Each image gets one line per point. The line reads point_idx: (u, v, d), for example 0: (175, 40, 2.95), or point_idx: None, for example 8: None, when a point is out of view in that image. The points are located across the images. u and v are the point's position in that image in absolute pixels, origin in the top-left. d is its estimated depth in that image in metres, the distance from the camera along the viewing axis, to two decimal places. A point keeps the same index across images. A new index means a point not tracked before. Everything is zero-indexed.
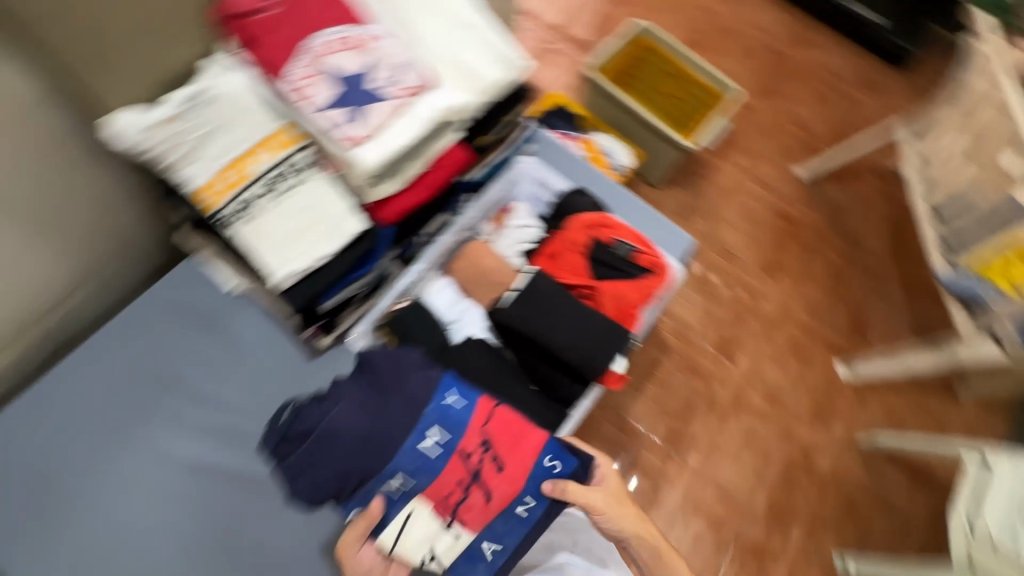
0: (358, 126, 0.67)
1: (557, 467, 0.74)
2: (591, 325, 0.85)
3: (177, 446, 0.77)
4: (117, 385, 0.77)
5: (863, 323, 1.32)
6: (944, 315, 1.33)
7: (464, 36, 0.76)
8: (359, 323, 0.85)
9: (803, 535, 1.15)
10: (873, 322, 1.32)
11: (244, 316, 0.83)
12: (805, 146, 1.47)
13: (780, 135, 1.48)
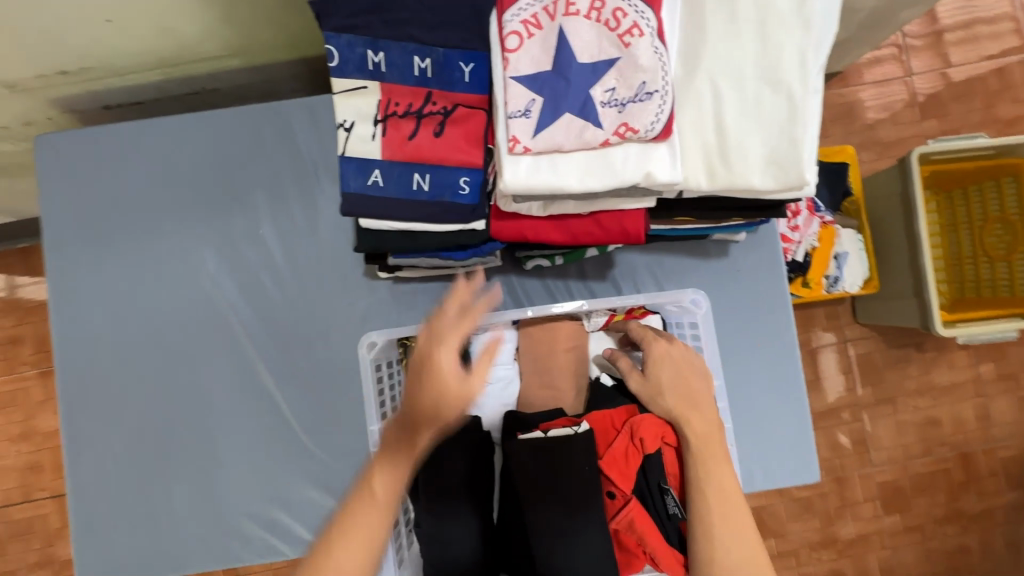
0: (530, 136, 0.54)
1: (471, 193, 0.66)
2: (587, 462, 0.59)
3: (160, 355, 0.87)
4: (126, 282, 0.88)
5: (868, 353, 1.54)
6: (949, 361, 1.57)
7: (722, 35, 0.53)
8: (374, 333, 0.81)
9: None
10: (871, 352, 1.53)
11: (315, 242, 0.87)
12: None
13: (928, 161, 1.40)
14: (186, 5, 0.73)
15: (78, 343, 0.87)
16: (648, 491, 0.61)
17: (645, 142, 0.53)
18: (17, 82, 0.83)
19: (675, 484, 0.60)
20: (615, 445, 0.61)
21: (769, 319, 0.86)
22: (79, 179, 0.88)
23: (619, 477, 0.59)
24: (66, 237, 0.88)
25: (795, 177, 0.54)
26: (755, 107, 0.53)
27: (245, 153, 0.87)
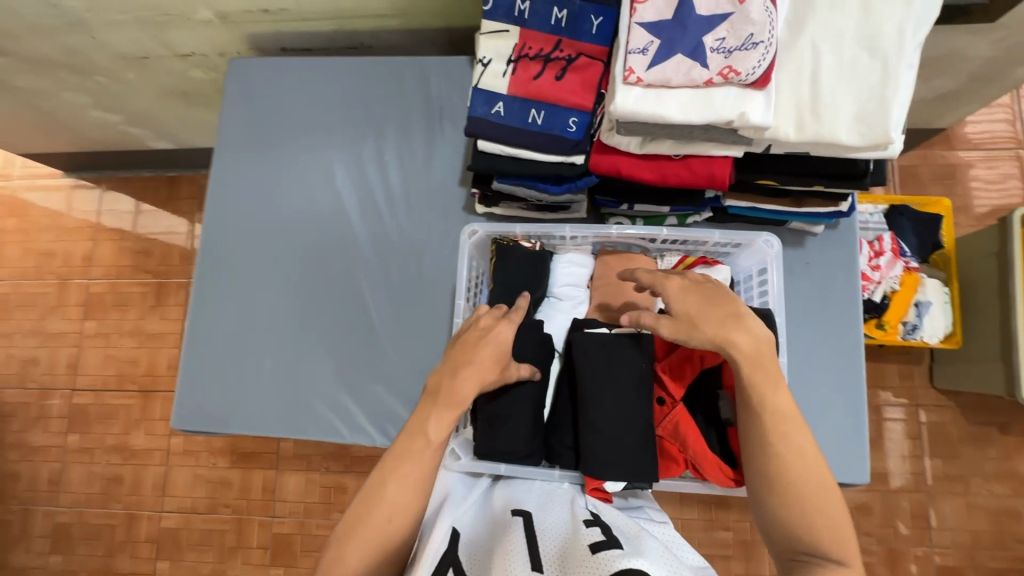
0: (644, 68, 0.63)
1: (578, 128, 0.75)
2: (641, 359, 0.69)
3: (282, 247, 1.02)
4: (269, 183, 1.05)
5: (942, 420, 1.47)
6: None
7: (828, 5, 0.61)
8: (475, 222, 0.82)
9: None
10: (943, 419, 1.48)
11: (428, 173, 1.00)
12: None
13: None
14: None
15: (220, 225, 1.05)
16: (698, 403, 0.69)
17: (744, 86, 0.61)
18: (229, 13, 1.05)
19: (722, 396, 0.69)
20: (672, 357, 0.71)
21: (835, 312, 0.88)
22: (253, 96, 1.07)
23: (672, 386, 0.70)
24: (233, 140, 1.07)
25: (880, 135, 0.59)
26: (850, 70, 0.60)
27: (385, 92, 1.03)
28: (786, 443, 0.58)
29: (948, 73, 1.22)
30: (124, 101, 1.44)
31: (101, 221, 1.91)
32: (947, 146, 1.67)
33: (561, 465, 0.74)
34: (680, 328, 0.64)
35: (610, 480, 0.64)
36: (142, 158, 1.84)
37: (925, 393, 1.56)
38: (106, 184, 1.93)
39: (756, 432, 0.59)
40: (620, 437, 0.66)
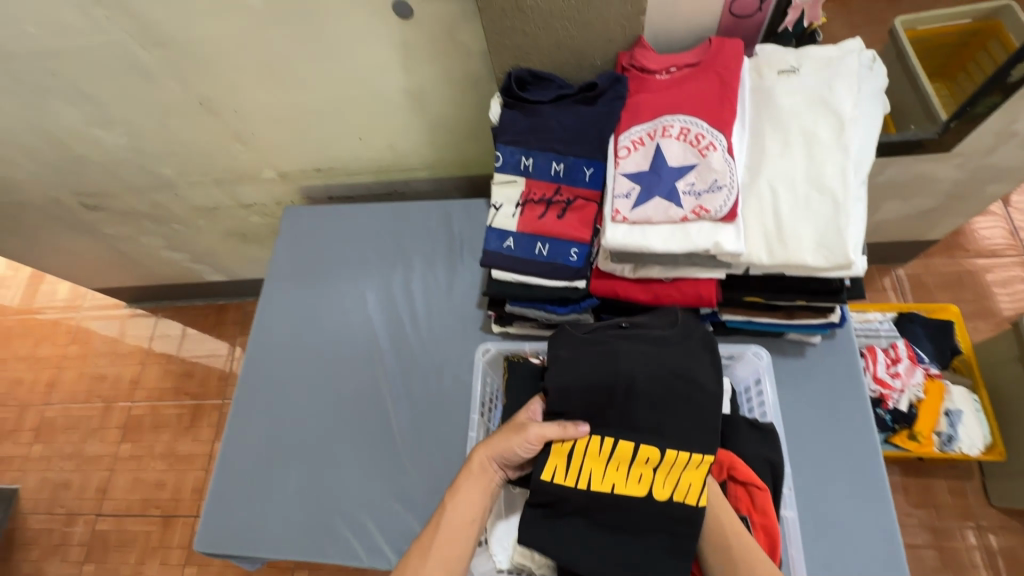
0: (627, 209, 0.75)
1: (577, 258, 0.84)
2: None
3: (314, 365, 1.12)
4: (308, 309, 1.18)
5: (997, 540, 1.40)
6: None
7: (779, 154, 0.73)
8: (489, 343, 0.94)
9: None
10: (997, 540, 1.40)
11: (448, 298, 1.12)
12: None
13: None
14: (409, 130, 1.12)
15: (261, 347, 1.16)
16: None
17: (715, 220, 0.71)
18: (288, 172, 1.28)
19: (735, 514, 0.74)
20: None
21: (843, 423, 0.90)
22: (299, 235, 1.25)
23: None
24: (280, 271, 1.23)
25: (842, 257, 0.67)
26: (806, 204, 0.70)
27: (415, 230, 1.19)
28: (743, 549, 0.64)
29: (923, 194, 1.33)
30: (193, 243, 1.67)
31: (152, 345, 2.07)
32: (947, 255, 1.75)
33: None
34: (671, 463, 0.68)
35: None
36: (197, 289, 2.06)
37: (984, 513, 1.44)
38: (161, 312, 2.13)
39: (715, 542, 0.66)
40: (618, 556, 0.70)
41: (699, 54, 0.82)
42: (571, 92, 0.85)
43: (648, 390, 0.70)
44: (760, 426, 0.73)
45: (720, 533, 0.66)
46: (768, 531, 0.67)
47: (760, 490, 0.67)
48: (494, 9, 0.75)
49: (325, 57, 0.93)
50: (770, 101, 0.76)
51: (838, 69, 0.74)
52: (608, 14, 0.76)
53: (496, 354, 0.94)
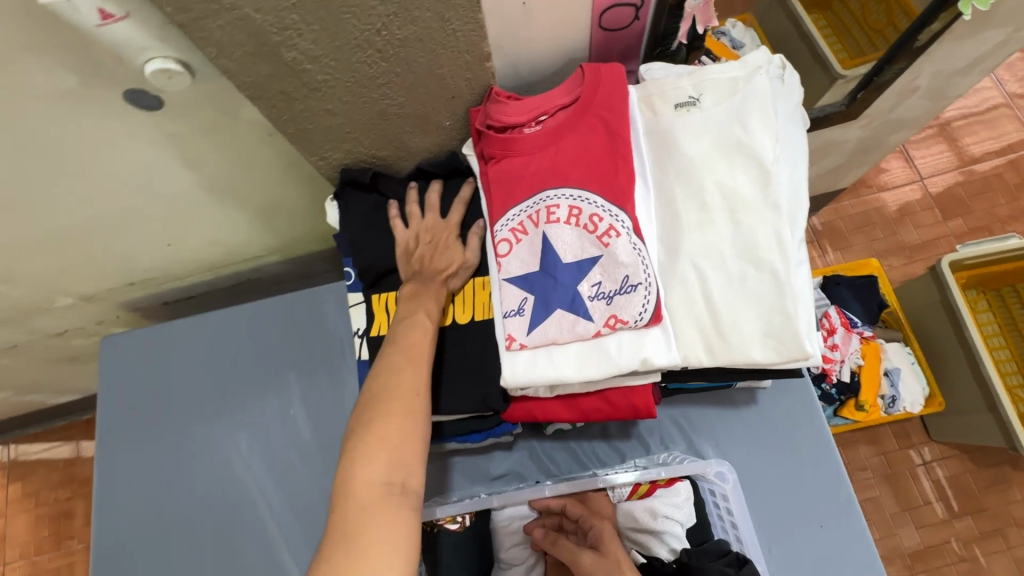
0: (523, 332, 0.57)
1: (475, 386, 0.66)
2: None
3: (189, 542, 0.88)
4: (164, 471, 0.91)
5: (940, 470, 1.46)
6: None
7: (699, 221, 0.56)
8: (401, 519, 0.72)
9: None
10: (943, 470, 1.46)
11: (339, 418, 0.90)
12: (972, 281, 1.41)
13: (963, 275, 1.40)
14: (232, 220, 0.85)
15: (115, 534, 0.90)
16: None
17: (636, 328, 0.55)
18: (92, 293, 0.97)
19: None
20: None
21: (810, 470, 0.79)
22: (126, 371, 0.96)
23: None
24: (113, 426, 0.94)
25: (796, 349, 0.53)
26: (740, 285, 0.55)
27: (275, 338, 0.94)
28: None
29: (832, 155, 1.25)
30: (9, 379, 1.30)
31: (10, 491, 1.67)
32: (853, 195, 1.73)
33: None
34: (600, 567, 0.62)
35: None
36: (48, 411, 1.66)
37: (927, 448, 1.48)
38: (8, 449, 1.71)
39: None
40: None
41: (572, 89, 0.62)
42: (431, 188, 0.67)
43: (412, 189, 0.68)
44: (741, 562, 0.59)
45: None
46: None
47: None
48: (274, 92, 0.51)
49: (61, 174, 0.65)
50: (673, 149, 0.58)
51: (747, 94, 0.57)
52: (442, 71, 0.54)
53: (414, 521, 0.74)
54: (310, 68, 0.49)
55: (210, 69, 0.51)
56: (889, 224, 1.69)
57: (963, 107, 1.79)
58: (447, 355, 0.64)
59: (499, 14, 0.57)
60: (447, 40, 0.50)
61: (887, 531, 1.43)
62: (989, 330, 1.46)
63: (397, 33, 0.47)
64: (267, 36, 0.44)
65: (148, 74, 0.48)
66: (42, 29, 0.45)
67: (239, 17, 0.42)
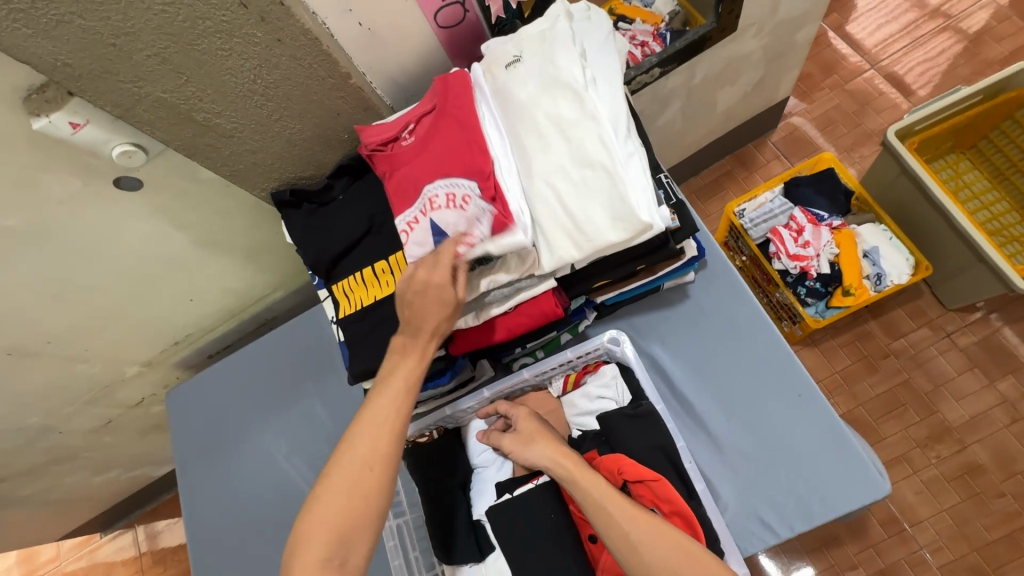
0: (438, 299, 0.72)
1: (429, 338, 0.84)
2: (539, 519, 0.68)
3: (260, 536, 1.06)
4: (228, 483, 1.11)
5: (967, 337, 1.43)
6: None
7: (547, 154, 0.69)
8: None
9: (921, 527, 1.34)
10: (971, 337, 1.43)
11: (352, 405, 1.07)
12: (936, 145, 1.41)
13: (927, 142, 1.40)
14: (232, 268, 1.06)
15: (203, 543, 1.09)
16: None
17: (487, 241, 0.67)
18: (151, 358, 1.21)
19: None
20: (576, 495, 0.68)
21: (748, 341, 0.87)
22: (185, 412, 1.17)
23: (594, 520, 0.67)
24: (184, 459, 1.15)
25: (637, 222, 0.65)
26: (586, 187, 0.67)
27: (289, 356, 1.13)
28: (642, 541, 0.57)
29: (745, 69, 1.32)
30: (117, 456, 1.58)
31: (142, 561, 1.94)
32: (807, 100, 1.75)
33: None
34: (516, 442, 0.70)
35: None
36: (156, 485, 1.94)
37: (947, 320, 1.45)
38: (133, 528, 1.99)
39: (614, 538, 0.58)
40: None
41: (431, 98, 0.76)
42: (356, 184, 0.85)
43: (341, 192, 0.86)
44: (638, 415, 0.70)
45: (611, 527, 0.59)
46: (683, 515, 0.62)
47: (656, 480, 0.63)
48: (204, 147, 0.70)
49: (94, 259, 0.88)
50: (512, 104, 0.72)
51: (553, 39, 0.71)
52: (318, 96, 0.72)
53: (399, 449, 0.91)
54: (219, 122, 0.68)
55: (155, 144, 0.72)
56: (852, 118, 1.71)
57: None
58: (399, 317, 0.82)
59: (359, 50, 0.74)
60: (308, 73, 0.68)
61: (926, 411, 1.41)
62: (981, 188, 1.44)
63: (268, 80, 0.65)
64: (178, 107, 0.63)
65: (116, 157, 0.70)
66: (48, 152, 0.67)
67: (154, 100, 0.62)
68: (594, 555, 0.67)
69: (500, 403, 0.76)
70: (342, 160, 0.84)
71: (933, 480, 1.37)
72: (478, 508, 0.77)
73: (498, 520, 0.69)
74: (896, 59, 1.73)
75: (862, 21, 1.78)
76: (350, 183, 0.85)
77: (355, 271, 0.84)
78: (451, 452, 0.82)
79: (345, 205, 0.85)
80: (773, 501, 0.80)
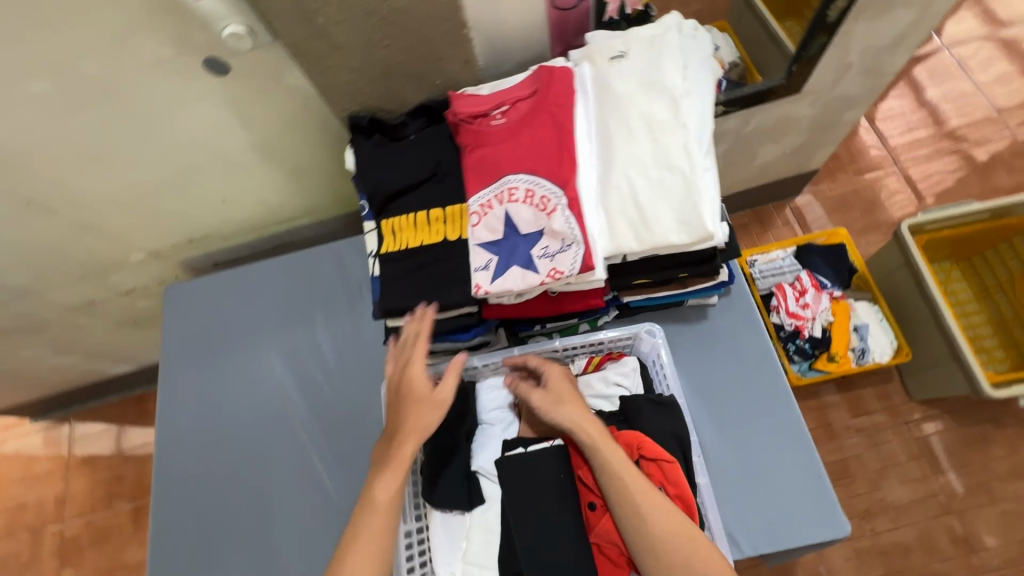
0: (486, 280, 0.73)
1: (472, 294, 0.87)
2: (546, 478, 0.71)
3: (231, 447, 1.05)
4: (210, 388, 1.10)
5: (923, 429, 1.53)
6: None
7: (632, 145, 0.73)
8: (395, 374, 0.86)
9: None
10: (926, 429, 1.53)
11: (358, 343, 1.08)
12: (938, 247, 1.51)
13: (932, 243, 1.51)
14: (274, 182, 1.07)
15: (170, 441, 1.07)
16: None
17: (573, 277, 0.71)
18: (160, 250, 1.20)
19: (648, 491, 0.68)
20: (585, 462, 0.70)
21: (752, 372, 0.92)
22: (181, 310, 1.16)
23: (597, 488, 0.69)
24: (170, 355, 1.13)
25: (702, 229, 0.69)
26: (661, 186, 0.72)
27: (305, 282, 1.13)
28: (655, 517, 0.61)
29: (791, 132, 1.41)
30: (82, 341, 1.52)
31: (70, 459, 1.85)
32: (830, 179, 1.86)
33: None
34: (545, 398, 0.73)
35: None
36: (109, 386, 1.86)
37: (909, 408, 1.55)
38: (69, 423, 1.91)
39: (627, 509, 0.62)
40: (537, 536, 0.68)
41: (532, 84, 0.78)
42: (429, 131, 0.87)
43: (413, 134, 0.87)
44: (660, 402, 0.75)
45: (627, 500, 0.62)
46: (685, 501, 0.66)
47: (670, 462, 0.67)
48: (310, 50, 0.72)
49: (152, 132, 0.87)
50: (610, 93, 0.76)
51: (661, 46, 0.75)
52: (431, 35, 0.74)
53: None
54: (335, 30, 0.69)
55: (263, 34, 0.73)
56: (866, 206, 1.82)
57: (935, 95, 1.92)
58: (441, 266, 0.84)
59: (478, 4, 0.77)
60: (431, 8, 0.70)
61: (872, 486, 1.50)
62: (966, 297, 1.56)
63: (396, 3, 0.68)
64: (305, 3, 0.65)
65: (224, 36, 0.70)
66: (159, 10, 0.67)
67: None
68: (588, 522, 0.69)
69: (532, 357, 0.81)
70: (425, 101, 0.86)
71: (865, 551, 1.45)
72: (479, 459, 0.81)
73: (508, 469, 0.72)
74: (915, 165, 1.86)
75: (895, 120, 1.90)
76: (422, 128, 0.87)
77: (412, 211, 0.87)
78: (461, 401, 0.85)
79: (414, 147, 0.87)
80: (745, 523, 0.84)
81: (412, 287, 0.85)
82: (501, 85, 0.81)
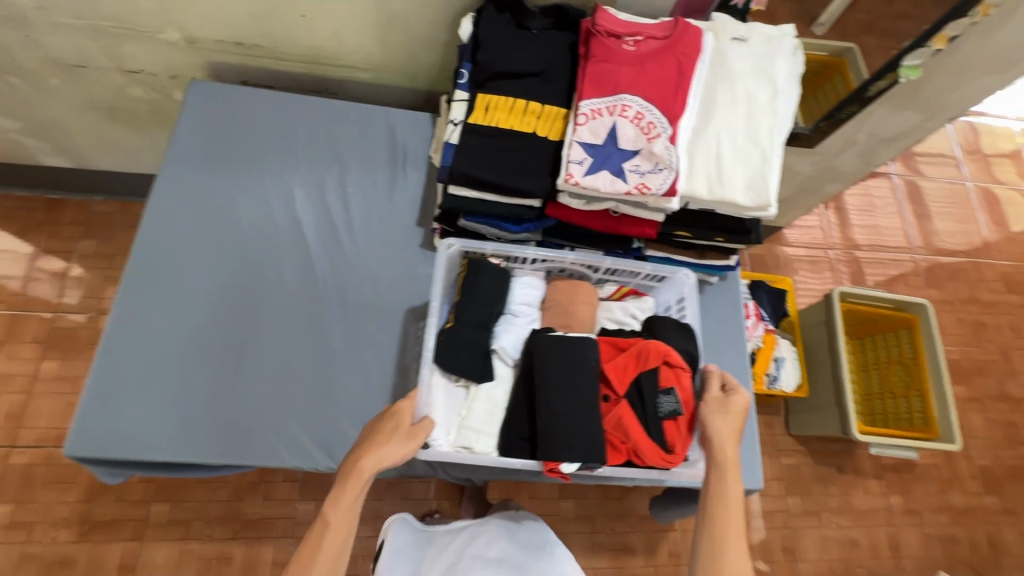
0: (579, 171, 0.82)
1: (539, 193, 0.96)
2: (583, 363, 0.85)
3: (227, 259, 1.00)
4: (219, 195, 1.04)
5: None
6: None
7: (730, 113, 0.85)
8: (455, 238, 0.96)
9: None
10: None
11: (389, 207, 1.08)
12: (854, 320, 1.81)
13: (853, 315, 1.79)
14: (363, 21, 1.04)
15: (158, 232, 1.00)
16: (636, 399, 0.85)
17: (655, 197, 0.82)
18: (199, 38, 1.09)
19: (661, 394, 0.84)
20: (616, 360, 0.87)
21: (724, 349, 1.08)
22: (209, 109, 1.08)
23: (616, 384, 0.86)
24: (182, 148, 1.05)
25: (763, 199, 0.83)
26: (742, 154, 0.84)
27: (352, 132, 1.12)
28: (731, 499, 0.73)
29: None
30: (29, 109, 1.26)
31: None
32: None
33: (519, 456, 0.84)
34: (736, 413, 0.81)
35: (565, 461, 0.79)
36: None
37: None
38: None
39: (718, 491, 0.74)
40: (562, 402, 0.82)
41: (666, 29, 0.87)
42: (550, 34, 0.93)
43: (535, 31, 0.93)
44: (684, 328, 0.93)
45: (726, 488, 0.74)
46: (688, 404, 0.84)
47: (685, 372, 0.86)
48: None
49: None
50: (725, 64, 0.87)
51: (777, 45, 0.88)
52: None
53: (458, 252, 0.98)
54: None
55: None
56: None
57: None
58: (524, 152, 0.89)
59: None
60: None
61: None
62: None
63: None
64: None
65: None
66: None
67: None
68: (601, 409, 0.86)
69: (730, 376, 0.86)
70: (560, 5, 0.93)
71: None
72: (502, 340, 0.94)
73: (547, 344, 0.87)
74: None
75: None
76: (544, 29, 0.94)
77: (512, 95, 0.90)
78: (501, 284, 0.96)
79: (532, 41, 0.92)
80: None
81: (491, 162, 0.89)
82: (637, 19, 0.89)
